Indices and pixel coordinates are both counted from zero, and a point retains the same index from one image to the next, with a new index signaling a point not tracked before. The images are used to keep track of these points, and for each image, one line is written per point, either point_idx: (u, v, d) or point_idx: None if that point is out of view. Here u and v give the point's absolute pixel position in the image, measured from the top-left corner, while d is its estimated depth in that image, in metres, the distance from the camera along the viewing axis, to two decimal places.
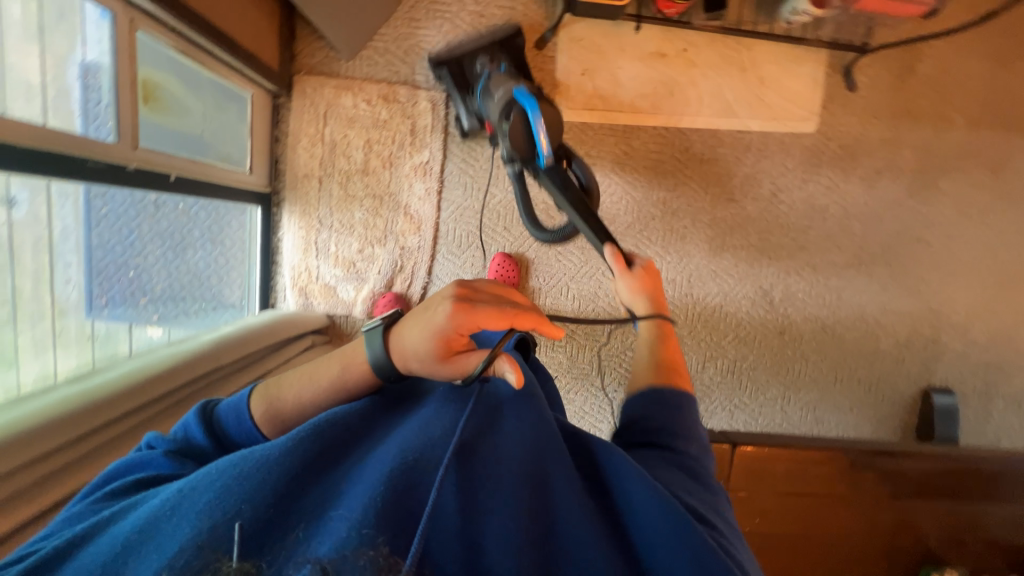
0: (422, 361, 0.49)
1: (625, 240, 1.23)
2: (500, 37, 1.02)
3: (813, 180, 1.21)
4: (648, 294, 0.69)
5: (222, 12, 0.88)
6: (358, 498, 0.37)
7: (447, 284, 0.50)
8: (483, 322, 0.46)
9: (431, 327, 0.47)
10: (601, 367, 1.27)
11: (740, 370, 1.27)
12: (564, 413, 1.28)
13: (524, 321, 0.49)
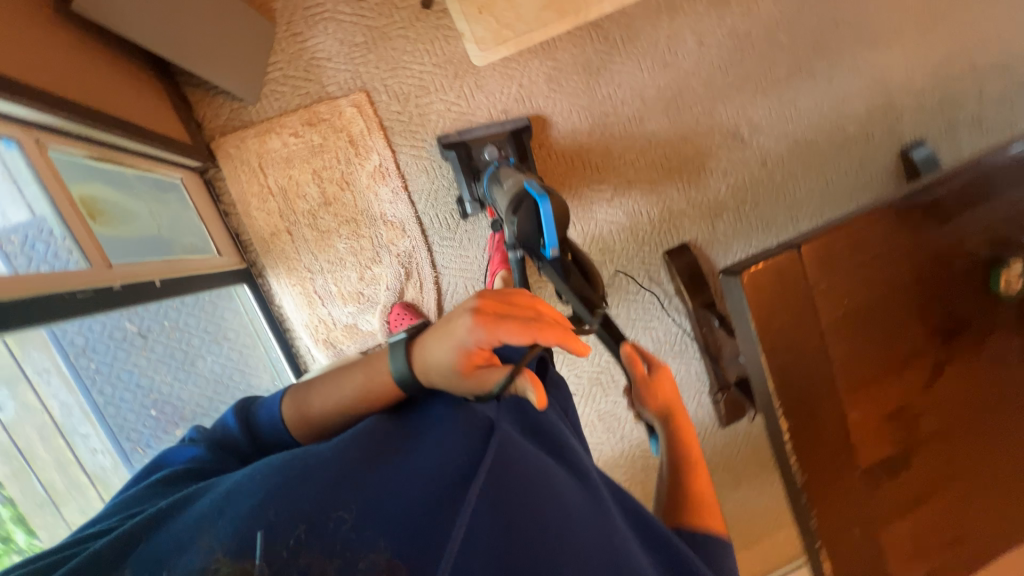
0: (453, 381, 0.56)
1: (593, 148, 1.25)
2: (511, 127, 1.15)
3: (727, 13, 1.24)
4: (665, 399, 0.79)
5: (116, 108, 0.85)
6: (396, 519, 0.43)
7: (470, 298, 0.58)
8: (501, 332, 0.54)
9: (458, 343, 0.56)
10: (628, 274, 1.32)
11: (745, 212, 1.33)
12: (616, 328, 1.34)
13: (546, 332, 0.55)
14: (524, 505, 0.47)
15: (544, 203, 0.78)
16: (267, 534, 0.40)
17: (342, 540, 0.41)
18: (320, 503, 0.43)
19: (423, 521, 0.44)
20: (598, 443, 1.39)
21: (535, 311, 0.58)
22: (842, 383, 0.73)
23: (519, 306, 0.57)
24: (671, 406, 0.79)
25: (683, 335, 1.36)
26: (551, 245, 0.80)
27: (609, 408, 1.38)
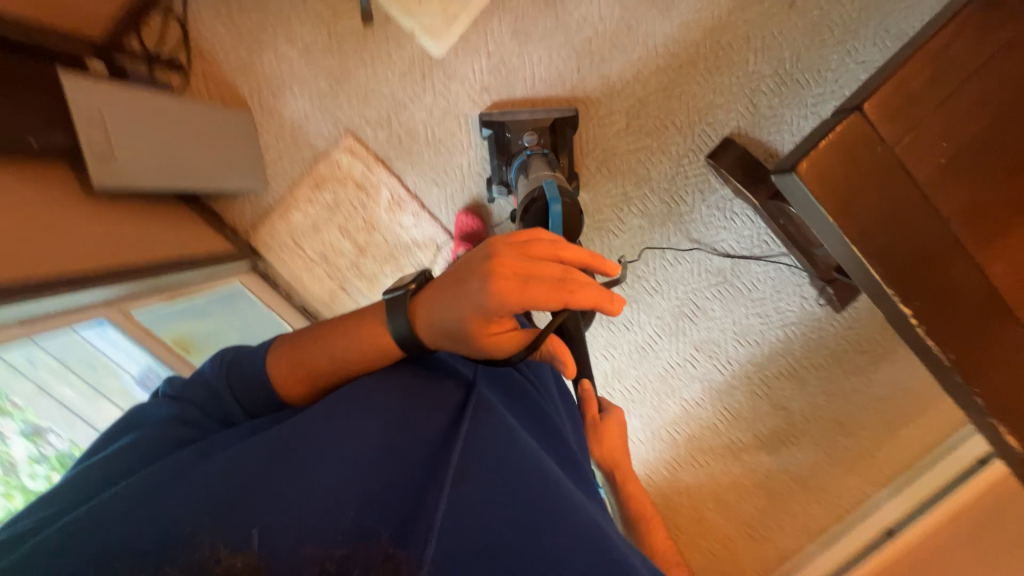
0: (469, 344, 0.58)
1: (589, 82, 1.14)
2: (557, 117, 1.09)
3: None
4: (613, 445, 0.88)
5: (165, 249, 0.95)
6: (380, 516, 0.47)
7: (485, 263, 0.55)
8: (521, 298, 0.54)
9: (475, 310, 0.55)
10: (675, 196, 1.21)
11: (788, 73, 1.13)
12: (681, 256, 1.24)
13: (578, 296, 0.55)
14: (497, 480, 0.51)
15: (552, 203, 0.83)
16: (262, 527, 0.44)
17: (334, 522, 0.45)
18: (313, 484, 0.47)
19: (405, 504, 0.48)
20: (705, 373, 1.31)
21: (557, 266, 0.56)
22: (968, 238, 0.60)
23: (542, 264, 0.55)
24: (616, 456, 0.88)
25: (757, 234, 1.23)
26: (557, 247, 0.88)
27: (704, 335, 1.29)
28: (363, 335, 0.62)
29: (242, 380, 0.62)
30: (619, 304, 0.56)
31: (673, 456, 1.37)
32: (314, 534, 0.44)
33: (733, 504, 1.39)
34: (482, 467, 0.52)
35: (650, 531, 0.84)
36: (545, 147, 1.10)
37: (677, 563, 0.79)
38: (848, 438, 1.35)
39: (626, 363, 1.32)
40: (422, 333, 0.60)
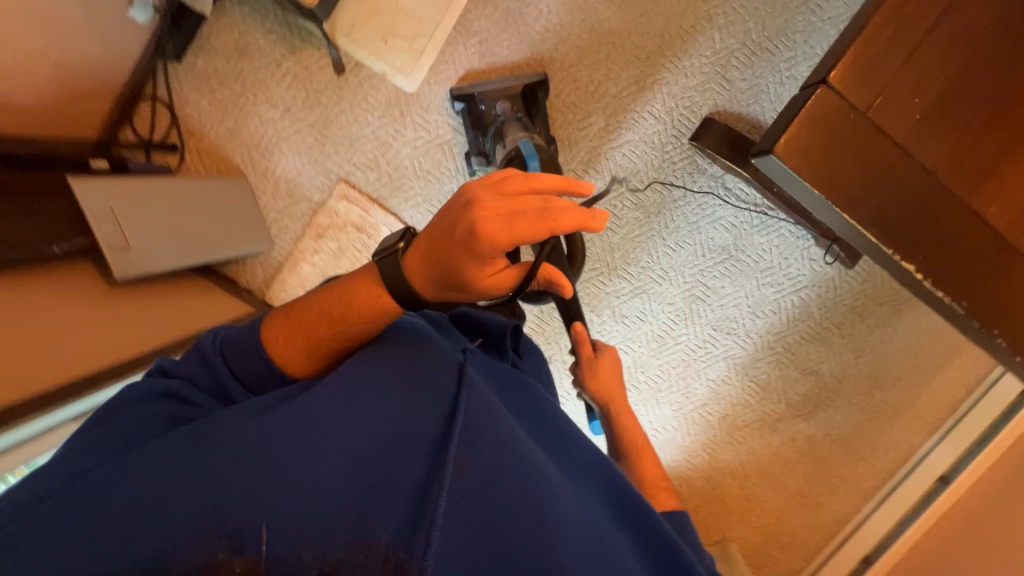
0: (462, 290, 0.59)
1: (562, 88, 1.16)
2: (527, 83, 1.09)
3: None
4: (610, 379, 0.87)
5: (187, 321, 0.99)
6: (385, 509, 0.51)
7: (465, 209, 0.54)
8: (504, 239, 0.53)
9: (468, 256, 0.55)
10: (666, 183, 1.21)
11: (756, 43, 1.13)
12: (683, 240, 1.24)
13: (562, 223, 0.54)
14: (492, 472, 0.55)
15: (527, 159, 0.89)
16: (271, 522, 0.47)
17: (339, 517, 0.48)
18: (318, 480, 0.50)
19: (405, 497, 0.52)
20: (727, 351, 1.31)
21: (534, 200, 0.55)
22: (957, 185, 0.60)
23: (519, 199, 0.54)
24: (610, 392, 0.87)
25: (753, 206, 1.23)
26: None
27: (720, 314, 1.28)
28: (360, 295, 0.63)
29: (240, 355, 0.63)
30: (603, 219, 0.55)
31: (713, 440, 1.35)
32: (323, 533, 0.47)
33: (780, 476, 1.38)
34: (479, 460, 0.55)
35: (641, 463, 0.81)
36: (521, 113, 1.10)
37: (662, 492, 0.75)
38: (883, 391, 1.33)
39: (648, 355, 1.30)
40: (415, 284, 0.61)
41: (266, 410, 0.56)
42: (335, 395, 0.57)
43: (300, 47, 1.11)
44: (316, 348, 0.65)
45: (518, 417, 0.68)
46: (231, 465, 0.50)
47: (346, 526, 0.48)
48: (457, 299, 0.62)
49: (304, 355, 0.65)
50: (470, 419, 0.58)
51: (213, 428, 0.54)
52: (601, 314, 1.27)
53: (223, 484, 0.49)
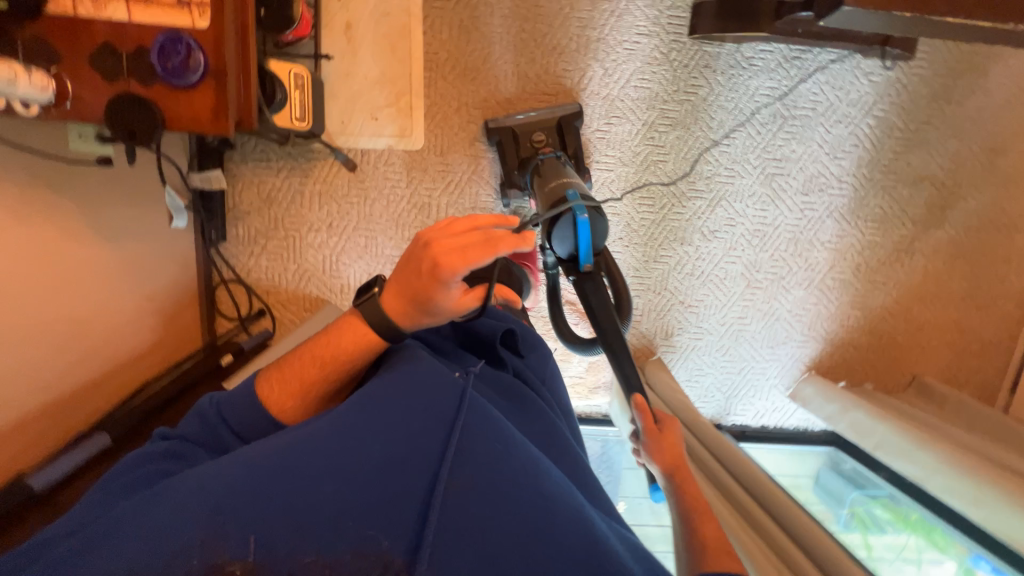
0: (432, 318, 0.64)
1: (548, 61, 1.13)
2: (562, 114, 1.10)
3: None
4: (674, 453, 0.82)
5: None
6: (376, 521, 0.47)
7: (421, 251, 0.61)
8: (461, 266, 0.58)
9: (435, 293, 0.61)
10: (690, 87, 1.16)
11: None
12: (733, 129, 1.19)
13: (503, 246, 0.60)
14: (490, 478, 0.50)
15: (578, 213, 0.87)
16: (257, 534, 0.45)
17: (343, 537, 0.46)
18: (319, 506, 0.47)
19: (408, 511, 0.48)
20: (828, 207, 1.25)
21: (479, 231, 0.62)
22: None
23: (466, 235, 0.61)
24: (677, 463, 0.81)
25: (783, 59, 1.16)
26: (586, 257, 0.91)
27: (804, 177, 1.22)
28: (346, 334, 0.65)
29: (236, 410, 0.64)
30: (535, 237, 0.62)
31: (858, 294, 1.31)
32: (342, 541, 0.46)
33: (938, 292, 1.32)
34: (474, 469, 0.50)
35: (703, 523, 0.71)
36: (558, 146, 1.11)
37: (727, 554, 0.65)
38: (1005, 156, 1.24)
39: (753, 253, 1.26)
40: (395, 321, 0.64)
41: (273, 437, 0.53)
42: (335, 425, 0.51)
43: (310, 167, 1.15)
44: (306, 395, 0.66)
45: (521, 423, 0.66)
46: (244, 481, 0.47)
47: (356, 539, 0.46)
48: (428, 326, 0.66)
49: (292, 400, 0.65)
50: (476, 426, 0.54)
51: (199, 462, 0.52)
52: (691, 240, 1.24)
53: (226, 507, 0.46)
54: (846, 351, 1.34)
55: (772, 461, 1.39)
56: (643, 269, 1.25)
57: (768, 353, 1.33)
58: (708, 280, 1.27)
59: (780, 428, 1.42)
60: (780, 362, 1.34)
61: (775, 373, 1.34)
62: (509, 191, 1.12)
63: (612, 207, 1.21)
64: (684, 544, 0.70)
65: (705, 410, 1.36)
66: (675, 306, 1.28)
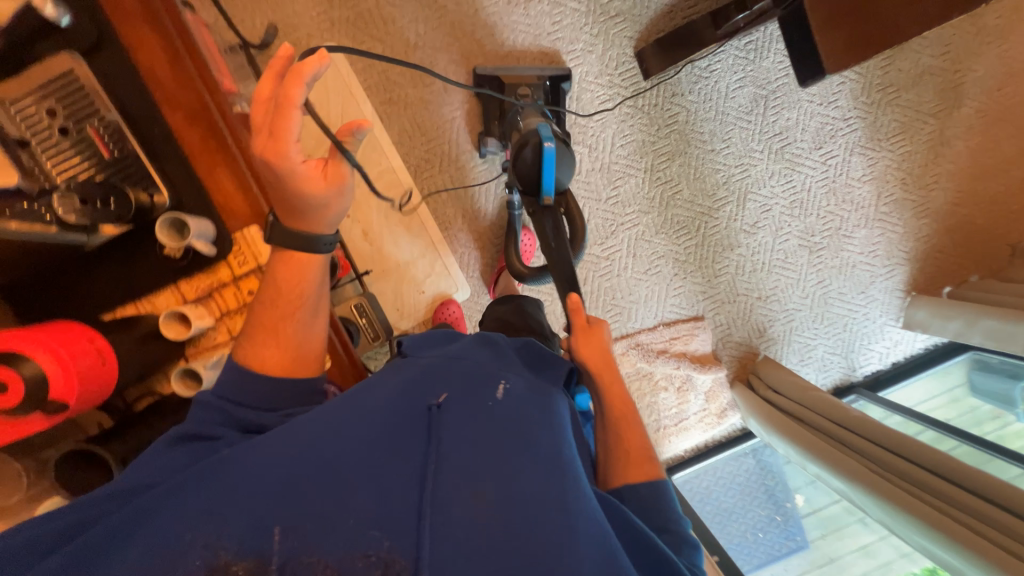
0: (336, 201, 0.56)
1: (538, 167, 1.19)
2: (550, 73, 1.11)
3: (405, 25, 1.12)
4: (604, 348, 0.74)
5: None
6: (360, 527, 0.42)
7: (258, 166, 0.53)
8: (285, 145, 0.51)
9: (299, 189, 0.53)
10: (669, 116, 1.20)
11: None
12: (725, 128, 1.22)
13: (292, 89, 0.49)
14: (510, 502, 0.45)
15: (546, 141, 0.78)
16: (282, 526, 0.42)
17: (340, 538, 0.41)
18: (336, 508, 0.43)
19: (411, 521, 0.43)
20: (847, 146, 1.25)
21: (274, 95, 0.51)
22: None
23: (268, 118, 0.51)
24: (603, 360, 0.73)
25: (737, 49, 1.19)
26: (549, 189, 0.80)
27: (810, 133, 1.24)
28: (284, 270, 0.57)
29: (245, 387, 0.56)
30: (317, 59, 0.48)
31: (916, 204, 1.29)
32: (337, 540, 0.41)
33: (993, 163, 1.28)
34: (498, 483, 0.46)
35: (626, 429, 0.69)
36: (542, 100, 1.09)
37: (646, 462, 0.65)
38: (986, 15, 1.22)
39: (800, 221, 1.27)
40: (313, 228, 0.57)
41: (284, 432, 0.49)
42: (363, 430, 0.49)
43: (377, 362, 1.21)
44: (285, 335, 0.58)
45: (549, 427, 0.55)
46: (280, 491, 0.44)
47: (357, 541, 0.41)
48: (334, 219, 0.58)
49: (278, 349, 0.57)
50: (500, 429, 0.51)
51: (240, 472, 0.46)
52: (740, 241, 1.27)
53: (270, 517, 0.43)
54: (936, 258, 1.32)
55: (915, 392, 1.35)
56: (709, 287, 1.28)
57: (862, 297, 1.33)
58: (773, 267, 1.29)
59: (910, 358, 1.38)
60: (878, 301, 1.33)
61: (880, 311, 1.34)
62: (488, 138, 1.13)
63: (655, 251, 1.25)
64: (607, 448, 0.68)
65: (831, 378, 1.35)
66: (755, 303, 1.30)
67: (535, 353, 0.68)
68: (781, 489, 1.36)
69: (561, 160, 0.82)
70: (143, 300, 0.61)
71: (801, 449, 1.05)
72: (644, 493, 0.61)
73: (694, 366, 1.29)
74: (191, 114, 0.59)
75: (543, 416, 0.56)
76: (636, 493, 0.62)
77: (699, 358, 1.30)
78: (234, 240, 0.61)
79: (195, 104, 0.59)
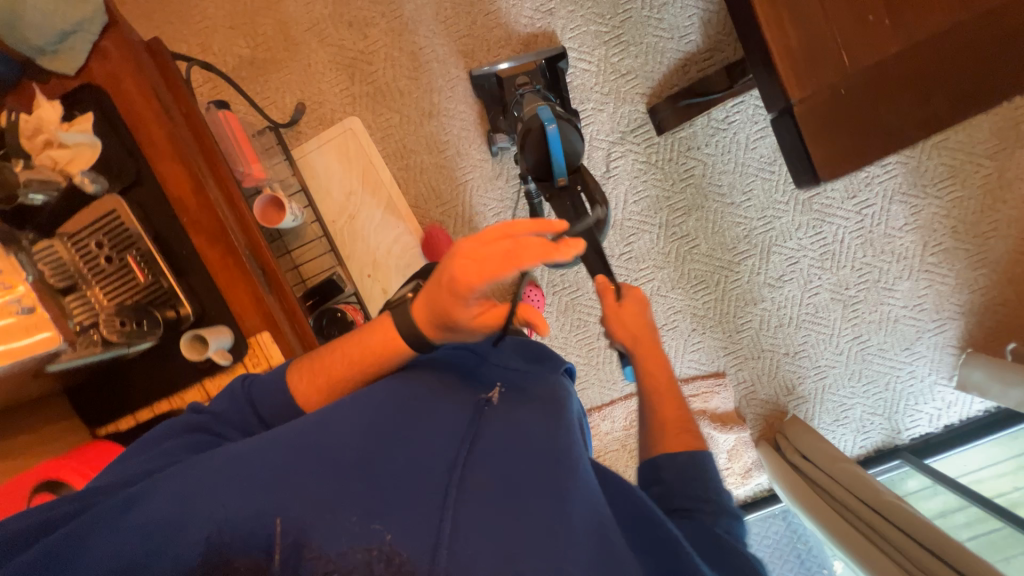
0: (472, 334, 0.58)
1: None
2: (544, 55, 1.10)
3: (420, 95, 1.17)
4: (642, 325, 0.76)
5: None
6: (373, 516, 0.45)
7: (442, 266, 0.54)
8: (480, 285, 0.52)
9: (458, 312, 0.55)
10: (686, 172, 1.17)
11: (625, 39, 1.14)
12: (745, 181, 1.17)
13: (526, 259, 0.51)
14: (508, 497, 0.49)
15: (547, 125, 0.88)
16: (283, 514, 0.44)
17: (343, 531, 0.44)
18: (349, 500, 0.46)
19: (427, 516, 0.46)
20: (885, 194, 1.17)
21: (509, 236, 0.52)
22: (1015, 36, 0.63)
23: (489, 246, 0.52)
24: (642, 335, 0.75)
25: (758, 99, 1.14)
26: (561, 169, 0.92)
27: (842, 183, 1.17)
28: (370, 338, 0.62)
29: (270, 396, 0.60)
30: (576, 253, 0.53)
31: (970, 253, 1.18)
32: (342, 533, 0.44)
33: None
34: (494, 472, 0.51)
35: (662, 402, 0.71)
36: (541, 84, 1.09)
37: (687, 433, 0.66)
38: None
39: (832, 274, 1.20)
40: (431, 332, 0.59)
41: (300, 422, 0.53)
42: (377, 420, 0.54)
43: None
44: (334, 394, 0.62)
45: (542, 425, 0.58)
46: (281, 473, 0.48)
47: (360, 535, 0.44)
48: (454, 338, 0.60)
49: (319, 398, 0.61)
50: (500, 430, 0.56)
51: (249, 451, 0.50)
52: (764, 295, 1.21)
53: (278, 502, 0.45)
54: (996, 311, 1.19)
55: (968, 462, 1.23)
56: (731, 342, 1.23)
57: (906, 354, 1.22)
58: (802, 322, 1.22)
59: (965, 422, 1.25)
60: (927, 358, 1.22)
61: (928, 369, 1.22)
62: (498, 134, 1.13)
63: (672, 307, 1.22)
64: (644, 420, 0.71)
65: (872, 439, 1.26)
66: (783, 360, 1.23)
67: (532, 351, 0.71)
68: (810, 556, 1.29)
69: (564, 137, 0.93)
70: (171, 395, 0.68)
71: (818, 525, 1.01)
72: (683, 461, 0.62)
73: (716, 425, 1.24)
74: (211, 236, 0.66)
75: (539, 418, 0.59)
76: (676, 461, 0.62)
77: (721, 416, 1.25)
78: (248, 346, 0.68)
79: (213, 226, 0.66)
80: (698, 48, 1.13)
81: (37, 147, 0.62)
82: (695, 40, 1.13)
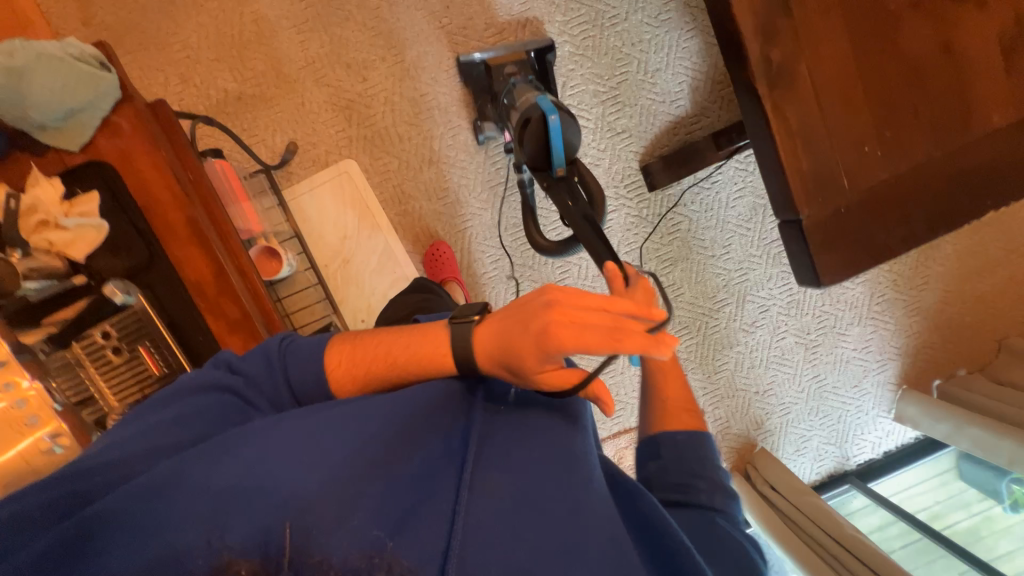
0: (533, 383, 0.56)
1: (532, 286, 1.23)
2: (533, 45, 1.10)
3: (420, 141, 1.16)
4: None
5: None
6: (383, 520, 0.45)
7: (538, 306, 0.53)
8: (572, 348, 0.51)
9: (531, 359, 0.53)
10: (673, 227, 1.25)
11: (621, 98, 1.20)
12: (723, 237, 1.27)
13: (627, 343, 0.50)
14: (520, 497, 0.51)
15: (548, 114, 0.83)
16: (292, 518, 0.41)
17: (349, 531, 0.43)
18: (357, 503, 0.45)
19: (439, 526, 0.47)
20: None
21: (612, 311, 0.52)
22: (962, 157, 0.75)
23: (592, 312, 0.51)
24: None
25: (738, 163, 1.24)
26: (559, 158, 0.85)
27: None
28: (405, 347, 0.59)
29: (304, 362, 0.60)
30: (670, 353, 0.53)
31: (908, 303, 1.35)
32: (344, 532, 0.42)
33: (982, 263, 1.35)
34: (506, 475, 0.53)
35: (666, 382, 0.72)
36: (532, 73, 1.08)
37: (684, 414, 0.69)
38: None
39: (796, 321, 1.33)
40: (486, 363, 0.57)
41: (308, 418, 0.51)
42: (390, 421, 0.53)
43: None
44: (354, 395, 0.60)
45: (561, 427, 0.58)
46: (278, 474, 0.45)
47: (361, 539, 0.42)
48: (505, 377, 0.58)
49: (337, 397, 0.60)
50: (516, 436, 0.57)
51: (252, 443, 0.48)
52: (738, 339, 1.32)
53: (288, 499, 0.43)
54: (926, 352, 1.38)
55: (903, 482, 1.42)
56: (709, 383, 1.33)
57: (854, 390, 1.38)
58: (770, 364, 1.34)
59: (901, 448, 1.43)
60: (871, 394, 1.39)
61: (872, 404, 1.39)
62: (486, 122, 1.13)
63: None
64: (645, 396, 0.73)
65: (826, 466, 1.41)
66: (753, 398, 1.35)
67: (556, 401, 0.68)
68: None
69: (566, 126, 0.86)
70: None
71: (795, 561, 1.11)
72: (682, 440, 0.65)
73: None
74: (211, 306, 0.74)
75: (554, 423, 0.59)
76: (674, 439, 0.66)
77: None
78: None
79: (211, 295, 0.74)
80: (687, 112, 1.21)
81: (32, 228, 0.66)
82: (685, 105, 1.21)
